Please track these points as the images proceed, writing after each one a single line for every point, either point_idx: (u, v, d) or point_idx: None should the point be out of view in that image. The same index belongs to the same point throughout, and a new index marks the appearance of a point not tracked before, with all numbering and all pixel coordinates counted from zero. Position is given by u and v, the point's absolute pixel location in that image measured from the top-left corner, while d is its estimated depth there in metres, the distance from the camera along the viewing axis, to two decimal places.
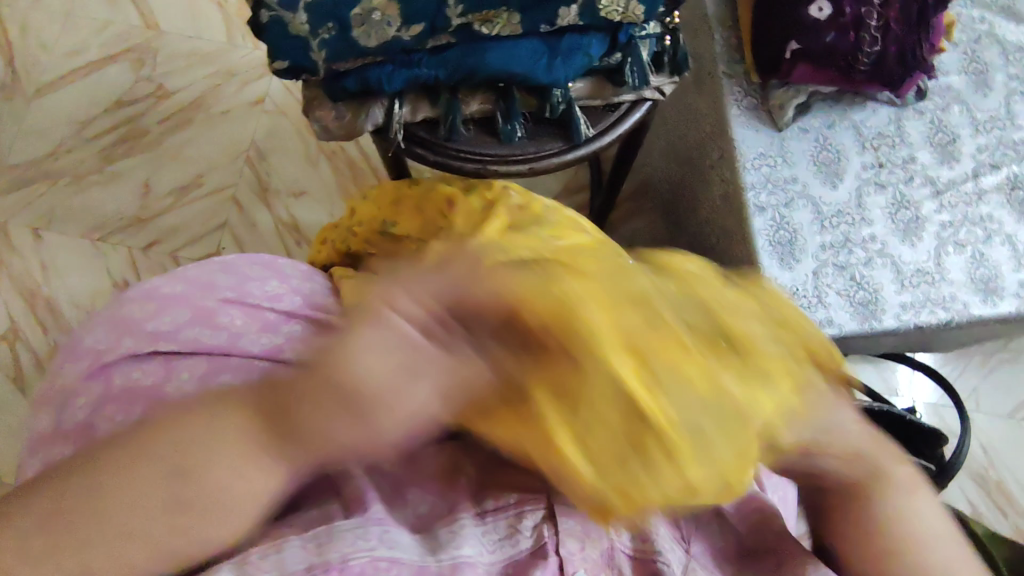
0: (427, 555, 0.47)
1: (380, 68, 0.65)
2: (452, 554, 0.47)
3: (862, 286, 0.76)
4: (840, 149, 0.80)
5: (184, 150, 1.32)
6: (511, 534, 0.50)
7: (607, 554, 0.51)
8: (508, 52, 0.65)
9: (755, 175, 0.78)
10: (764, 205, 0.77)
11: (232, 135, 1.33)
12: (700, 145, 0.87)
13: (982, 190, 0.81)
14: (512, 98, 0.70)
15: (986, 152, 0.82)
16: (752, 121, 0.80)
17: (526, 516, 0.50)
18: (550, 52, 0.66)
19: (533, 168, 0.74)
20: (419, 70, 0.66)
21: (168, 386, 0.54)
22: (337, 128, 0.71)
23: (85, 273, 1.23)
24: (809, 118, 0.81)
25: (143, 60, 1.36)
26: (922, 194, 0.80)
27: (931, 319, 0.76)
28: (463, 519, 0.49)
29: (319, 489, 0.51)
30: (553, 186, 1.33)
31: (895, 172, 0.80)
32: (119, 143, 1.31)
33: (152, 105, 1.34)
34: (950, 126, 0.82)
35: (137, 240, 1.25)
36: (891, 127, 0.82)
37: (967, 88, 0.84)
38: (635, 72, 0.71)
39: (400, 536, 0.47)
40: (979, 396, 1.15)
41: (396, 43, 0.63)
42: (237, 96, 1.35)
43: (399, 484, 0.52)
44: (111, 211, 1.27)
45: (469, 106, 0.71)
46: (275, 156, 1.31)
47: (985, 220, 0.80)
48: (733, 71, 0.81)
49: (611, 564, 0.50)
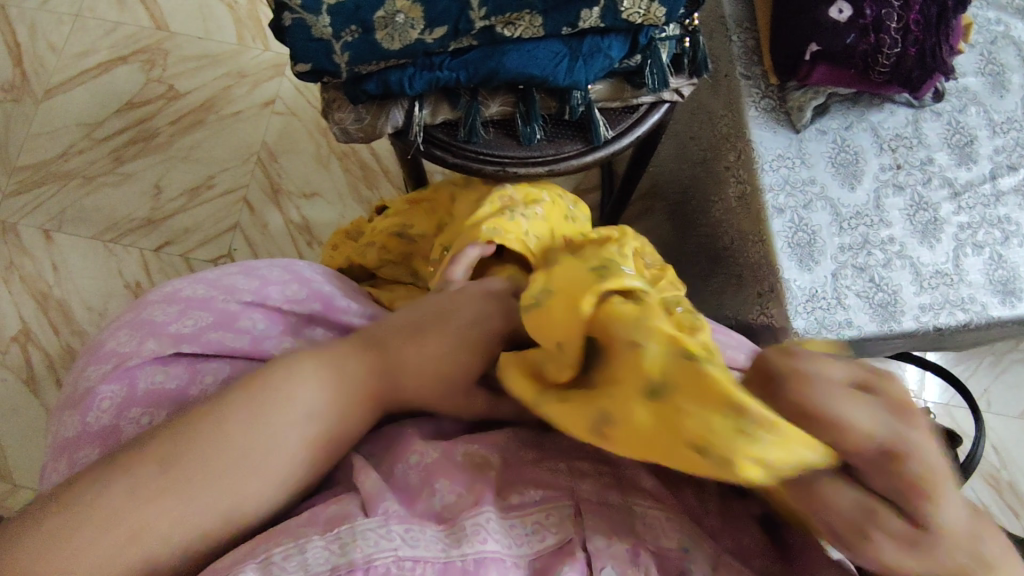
0: (450, 550, 0.40)
1: (402, 71, 0.66)
2: (476, 549, 0.40)
3: (880, 287, 0.76)
4: (857, 151, 0.80)
5: (195, 151, 1.31)
6: (540, 529, 0.43)
7: (635, 552, 0.42)
8: (529, 54, 0.65)
9: (773, 176, 0.78)
10: (783, 206, 0.77)
11: (243, 136, 1.33)
12: (716, 147, 0.87)
13: (1000, 191, 0.80)
14: (533, 100, 0.70)
15: (1004, 154, 0.82)
16: (770, 123, 0.80)
17: (553, 514, 0.44)
18: (571, 55, 0.66)
19: (551, 170, 0.74)
20: (441, 73, 0.66)
21: (190, 390, 0.54)
22: (356, 130, 0.71)
23: (96, 275, 1.22)
24: (827, 120, 0.81)
25: (154, 61, 1.36)
26: (940, 196, 0.80)
27: (949, 321, 0.76)
28: (489, 512, 0.43)
29: (339, 488, 0.46)
30: (563, 187, 1.33)
31: (913, 174, 0.80)
32: (130, 145, 1.31)
33: (164, 106, 1.34)
34: (968, 127, 0.82)
35: (148, 241, 1.25)
36: (909, 129, 0.82)
37: (984, 89, 0.84)
38: (654, 75, 0.71)
39: (424, 533, 0.42)
40: (989, 396, 1.17)
41: (419, 45, 0.63)
42: (248, 98, 1.35)
43: (425, 474, 0.46)
44: (122, 213, 1.27)
45: (489, 108, 0.71)
46: (287, 157, 1.31)
47: (1002, 222, 0.79)
48: (751, 73, 0.81)
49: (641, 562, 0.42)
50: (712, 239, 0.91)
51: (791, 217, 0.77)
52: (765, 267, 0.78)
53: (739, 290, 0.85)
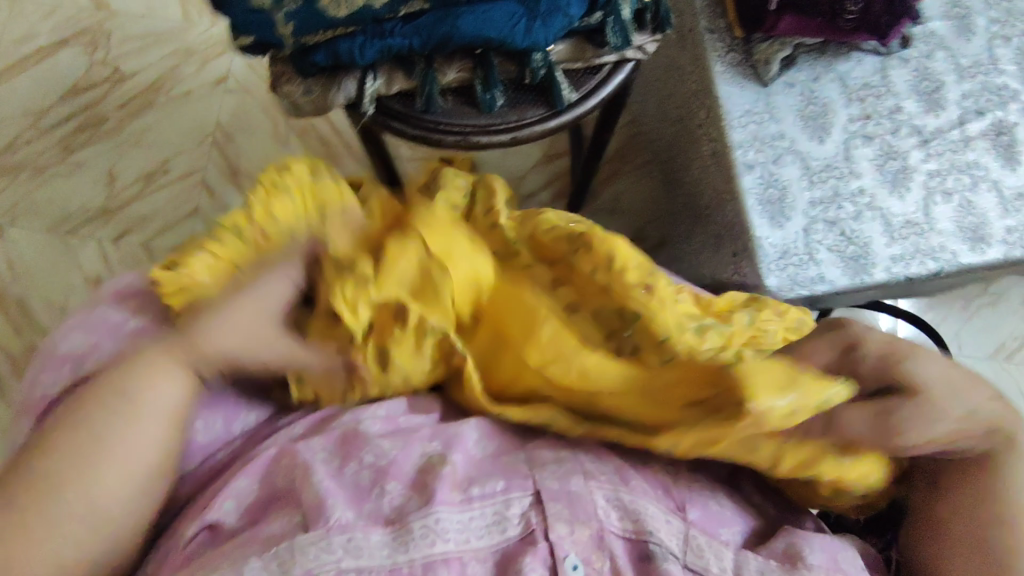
0: (397, 555, 0.46)
1: (350, 40, 0.62)
2: (426, 553, 0.46)
3: (851, 241, 0.76)
4: (825, 102, 0.79)
5: (146, 135, 1.26)
6: (500, 521, 0.49)
7: (599, 537, 0.49)
8: (484, 16, 0.62)
9: (742, 133, 0.77)
10: (752, 163, 0.76)
11: (197, 116, 1.27)
12: (688, 104, 0.85)
13: (968, 137, 0.80)
14: (491, 65, 0.67)
15: (971, 98, 0.82)
16: (737, 77, 0.78)
17: (513, 504, 0.49)
18: (528, 14, 0.63)
19: (515, 137, 0.72)
20: (393, 40, 0.62)
21: None
22: (306, 103, 0.68)
23: (55, 269, 1.18)
24: (794, 71, 0.79)
25: (97, 42, 1.30)
26: (909, 144, 0.79)
27: (920, 270, 0.76)
28: (439, 512, 0.47)
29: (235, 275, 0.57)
30: (532, 153, 1.28)
31: (882, 123, 0.79)
32: (79, 132, 1.26)
33: (110, 89, 1.28)
34: (935, 73, 0.82)
35: (106, 232, 1.21)
36: (877, 77, 0.80)
37: (951, 33, 0.83)
38: (616, 31, 0.68)
39: (369, 540, 0.46)
40: (961, 339, 1.30)
41: (366, 11, 0.60)
42: (198, 75, 1.29)
43: (379, 473, 0.49)
44: (76, 204, 1.22)
45: (446, 75, 0.67)
46: (243, 136, 1.26)
47: (971, 167, 0.80)
48: (715, 27, 0.79)
49: (603, 547, 0.49)
50: (693, 198, 0.90)
51: (761, 173, 0.76)
52: (737, 228, 0.78)
53: (714, 252, 0.85)
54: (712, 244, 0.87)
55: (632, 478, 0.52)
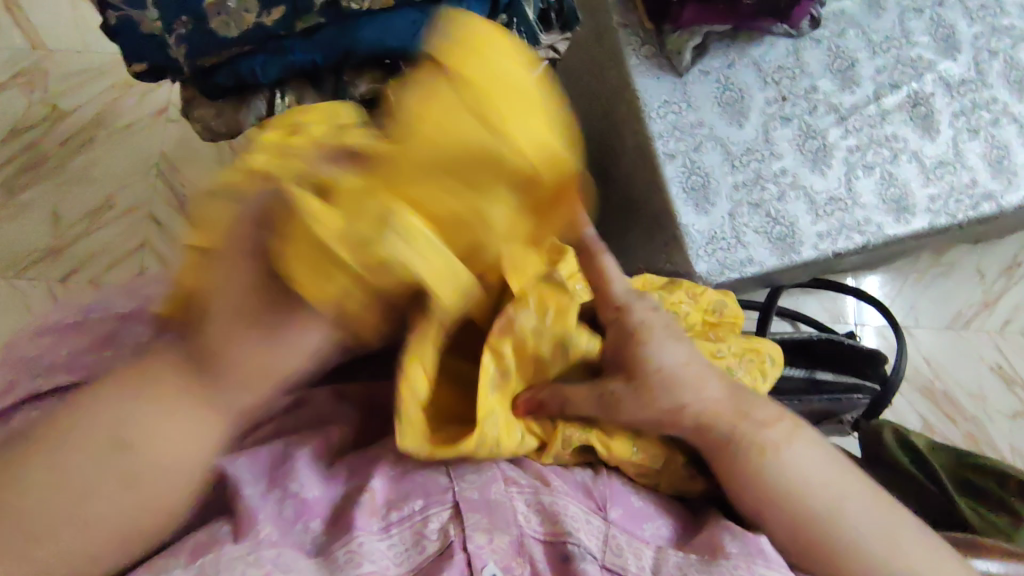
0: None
1: (252, 60, 0.63)
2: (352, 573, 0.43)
3: (777, 221, 0.77)
4: (741, 88, 0.80)
5: (90, 171, 1.25)
6: (418, 541, 0.47)
7: (521, 542, 0.48)
8: (385, 26, 0.62)
9: (660, 123, 0.78)
10: (673, 152, 0.77)
11: (140, 149, 1.27)
12: (612, 100, 0.86)
13: (886, 110, 0.82)
14: (401, 74, 0.66)
15: (885, 73, 0.83)
16: (653, 70, 0.79)
17: (432, 519, 0.48)
18: (429, 21, 0.63)
19: None
20: (294, 57, 0.63)
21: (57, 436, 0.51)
22: (220, 126, 0.68)
23: (3, 313, 1.16)
24: (708, 60, 0.80)
25: (33, 82, 1.29)
26: (828, 122, 0.80)
27: (847, 245, 0.77)
28: (362, 536, 0.46)
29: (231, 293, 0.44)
30: None
31: (799, 103, 0.80)
32: (21, 173, 1.25)
33: (50, 129, 1.27)
34: (848, 51, 0.83)
35: (53, 272, 1.19)
36: (790, 60, 0.82)
37: (861, 11, 0.85)
38: (523, 32, 0.68)
39: (296, 560, 0.44)
40: (917, 311, 1.31)
41: (260, 30, 0.60)
42: (139, 108, 1.29)
43: (301, 506, 0.48)
44: (21, 246, 1.20)
45: (357, 88, 0.66)
46: (188, 165, 1.26)
47: (890, 140, 0.81)
48: (629, 21, 0.80)
49: (525, 553, 0.48)
50: (628, 194, 0.90)
51: (683, 161, 0.77)
52: (664, 218, 0.78)
53: (649, 243, 0.85)
54: (644, 237, 0.87)
55: (553, 480, 0.52)
